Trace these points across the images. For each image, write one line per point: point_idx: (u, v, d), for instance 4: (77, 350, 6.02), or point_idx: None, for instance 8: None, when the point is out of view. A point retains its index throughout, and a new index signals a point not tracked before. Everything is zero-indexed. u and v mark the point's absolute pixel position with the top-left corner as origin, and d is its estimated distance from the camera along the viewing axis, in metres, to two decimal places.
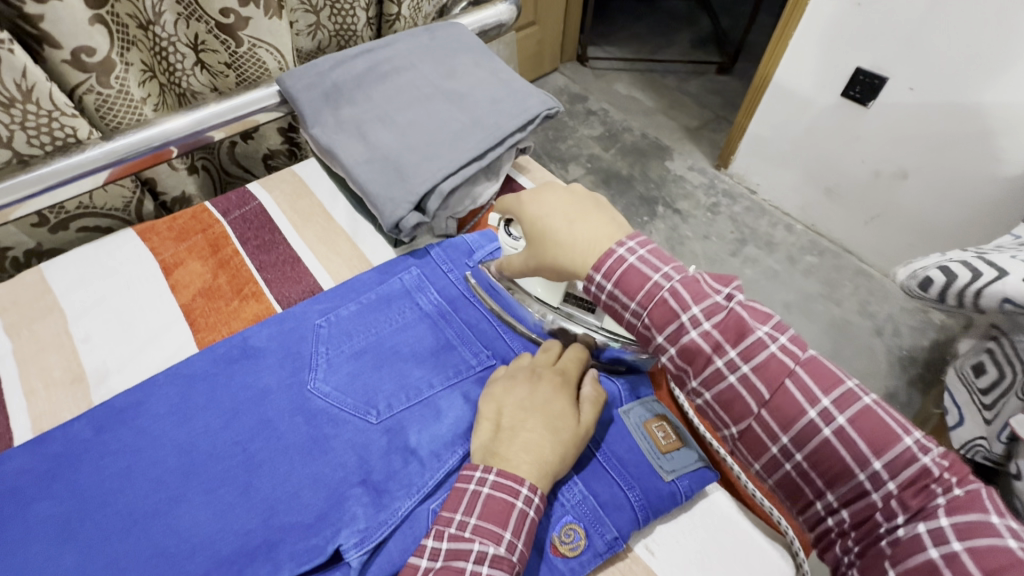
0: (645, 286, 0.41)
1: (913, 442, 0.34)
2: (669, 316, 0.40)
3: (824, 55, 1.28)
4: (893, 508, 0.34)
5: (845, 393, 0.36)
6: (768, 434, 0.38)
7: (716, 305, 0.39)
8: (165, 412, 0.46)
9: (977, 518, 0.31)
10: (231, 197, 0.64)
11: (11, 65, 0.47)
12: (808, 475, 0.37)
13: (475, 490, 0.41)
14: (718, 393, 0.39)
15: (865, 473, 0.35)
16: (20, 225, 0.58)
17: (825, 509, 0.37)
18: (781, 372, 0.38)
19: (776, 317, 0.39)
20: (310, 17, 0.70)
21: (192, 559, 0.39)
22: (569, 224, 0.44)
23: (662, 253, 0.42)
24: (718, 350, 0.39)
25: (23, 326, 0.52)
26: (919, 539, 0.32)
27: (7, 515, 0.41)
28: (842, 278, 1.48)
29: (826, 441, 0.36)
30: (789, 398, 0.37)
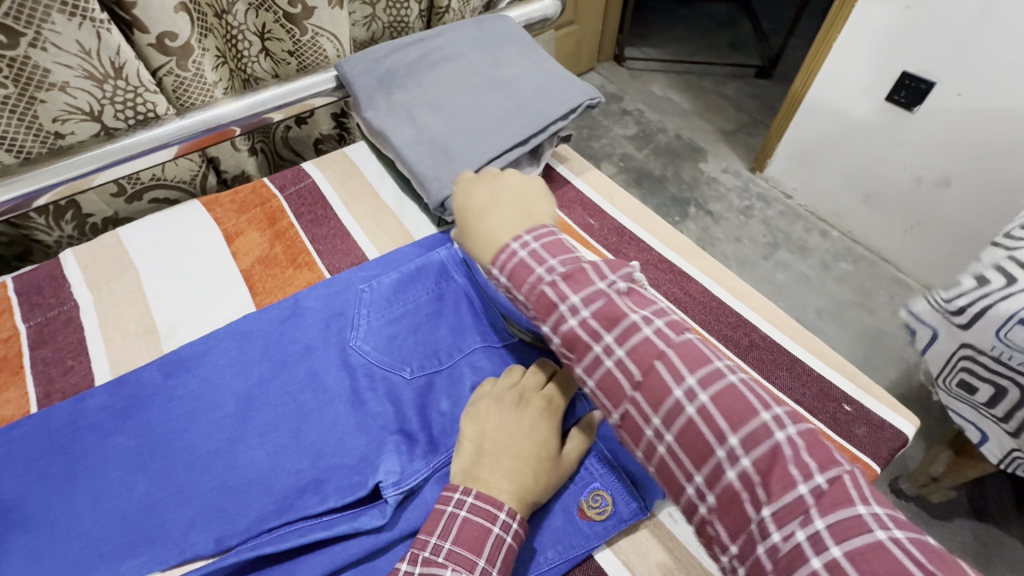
0: (529, 280, 0.40)
1: (770, 419, 0.32)
2: (549, 305, 0.39)
3: (868, 59, 1.26)
4: (753, 488, 0.31)
5: (712, 372, 0.35)
6: (642, 417, 0.36)
7: (596, 292, 0.38)
8: (225, 362, 0.51)
9: (846, 513, 0.29)
10: (287, 174, 0.69)
11: (108, 43, 0.52)
12: (679, 458, 0.34)
13: (452, 512, 0.39)
14: (598, 379, 0.38)
15: (723, 451, 0.33)
16: (100, 193, 0.63)
17: (694, 496, 0.34)
18: (650, 354, 0.36)
19: (657, 303, 0.39)
20: (366, 9, 0.74)
21: (249, 491, 0.43)
22: (482, 216, 0.46)
23: (560, 245, 0.42)
24: (595, 336, 0.37)
25: (102, 282, 0.57)
26: (802, 548, 0.29)
27: (87, 445, 0.45)
28: (877, 286, 1.46)
29: (689, 421, 0.34)
30: (658, 380, 0.35)
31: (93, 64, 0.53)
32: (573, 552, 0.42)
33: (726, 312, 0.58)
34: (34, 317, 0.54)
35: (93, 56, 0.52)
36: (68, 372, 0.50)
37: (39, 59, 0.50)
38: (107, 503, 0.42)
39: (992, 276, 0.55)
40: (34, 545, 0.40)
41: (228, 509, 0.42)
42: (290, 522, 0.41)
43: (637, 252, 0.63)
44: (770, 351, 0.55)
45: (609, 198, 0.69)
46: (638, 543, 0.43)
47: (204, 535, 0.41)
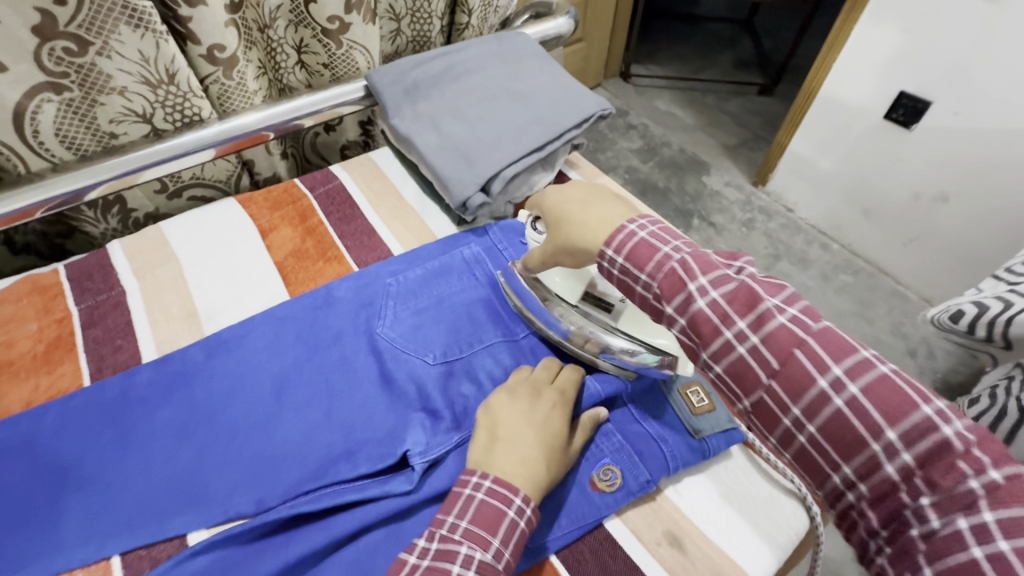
0: (654, 259, 0.44)
1: (933, 413, 0.33)
2: (677, 284, 0.42)
3: (867, 79, 1.32)
4: (910, 481, 0.33)
5: (858, 363, 0.36)
6: (780, 405, 0.38)
7: (725, 276, 0.41)
8: (261, 345, 0.55)
9: (1020, 510, 0.29)
10: (317, 175, 0.73)
11: (164, 53, 0.57)
12: (827, 447, 0.36)
13: (469, 494, 0.42)
14: (728, 363, 0.40)
15: (879, 445, 0.34)
16: (145, 190, 0.68)
17: (844, 484, 0.36)
18: (791, 342, 0.38)
19: (788, 290, 0.40)
20: (392, 24, 0.80)
21: (287, 460, 0.47)
22: (585, 207, 0.51)
23: (673, 232, 0.46)
24: (726, 320, 0.40)
25: (147, 270, 0.61)
26: (962, 536, 0.30)
27: (137, 416, 0.49)
28: (876, 298, 1.49)
29: (837, 411, 0.36)
30: (799, 369, 0.37)
31: (149, 72, 0.58)
32: (585, 519, 0.45)
33: None
34: (86, 300, 0.58)
35: (151, 64, 0.58)
36: (117, 351, 0.55)
37: (104, 66, 0.55)
38: (156, 468, 0.46)
39: (992, 301, 0.49)
40: (91, 504, 0.44)
41: (267, 475, 0.46)
42: (324, 487, 0.45)
43: None
44: None
45: None
46: (645, 514, 0.47)
47: (245, 497, 0.45)
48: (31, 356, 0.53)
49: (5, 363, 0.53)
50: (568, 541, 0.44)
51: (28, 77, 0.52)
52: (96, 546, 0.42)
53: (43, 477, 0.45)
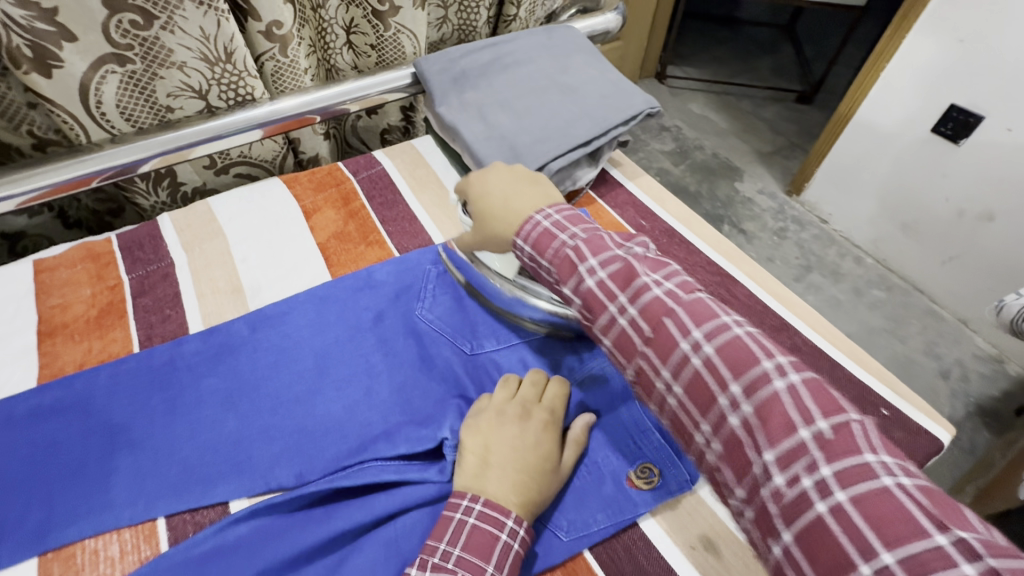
0: (552, 247, 0.45)
1: (771, 367, 0.35)
2: (570, 267, 0.43)
3: (917, 90, 1.28)
4: (754, 433, 0.34)
5: (717, 327, 0.38)
6: (653, 369, 0.40)
7: (614, 256, 0.42)
8: (304, 323, 0.56)
9: (852, 460, 0.31)
10: (360, 160, 0.74)
11: (224, 32, 0.58)
12: (687, 405, 0.38)
13: (460, 519, 0.40)
14: (613, 338, 0.42)
15: (725, 397, 0.36)
16: (195, 165, 0.70)
17: (703, 443, 0.37)
18: (661, 311, 0.39)
19: (669, 269, 0.42)
20: (440, 11, 0.81)
21: (327, 436, 0.48)
22: (505, 200, 0.50)
23: (578, 220, 0.47)
24: (612, 297, 0.41)
25: (196, 244, 0.62)
26: (807, 495, 0.31)
27: (185, 383, 0.50)
28: (910, 315, 1.45)
29: (695, 370, 0.37)
30: (668, 333, 0.39)
31: (208, 49, 0.59)
32: (622, 516, 0.45)
33: (768, 316, 0.61)
34: (136, 270, 0.60)
35: (210, 41, 0.59)
36: (165, 320, 0.56)
37: (166, 41, 0.56)
38: (201, 434, 0.47)
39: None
40: (138, 466, 0.45)
41: (308, 449, 0.47)
42: (362, 462, 0.46)
43: (686, 253, 0.67)
44: (809, 353, 0.57)
45: (660, 202, 0.73)
46: (681, 515, 0.46)
47: (287, 469, 0.46)
48: (84, 320, 0.55)
49: (58, 325, 0.55)
50: (605, 537, 0.44)
51: (94, 48, 0.53)
52: (144, 507, 0.43)
53: (95, 435, 0.47)
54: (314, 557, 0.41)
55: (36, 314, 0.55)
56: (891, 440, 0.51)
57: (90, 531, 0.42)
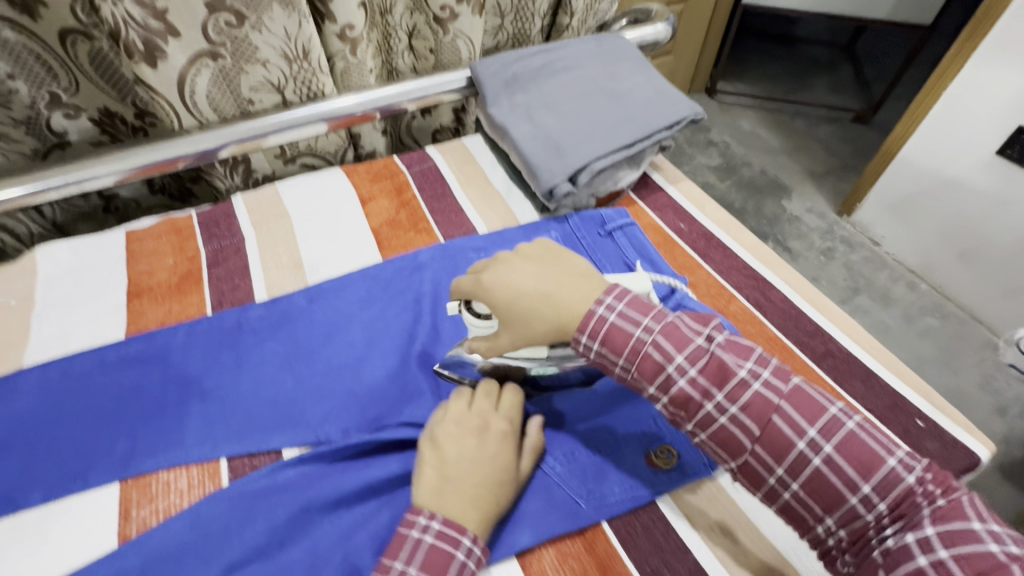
0: (629, 343, 0.42)
1: (854, 424, 0.39)
2: (655, 368, 0.41)
3: (981, 111, 1.23)
4: (874, 508, 0.37)
5: (830, 422, 0.39)
6: (765, 466, 0.40)
7: (698, 350, 0.41)
8: (355, 298, 0.61)
9: (960, 525, 0.35)
10: (414, 155, 0.79)
11: (304, 32, 0.65)
12: (808, 502, 0.39)
13: (416, 537, 0.40)
14: (712, 433, 0.41)
15: (856, 498, 0.37)
16: (267, 154, 0.77)
17: (826, 533, 0.39)
18: (767, 409, 0.40)
19: (755, 351, 0.42)
20: (496, 20, 0.85)
21: (370, 400, 0.52)
22: (547, 295, 0.45)
23: (640, 302, 0.44)
24: (706, 394, 0.40)
25: (263, 223, 0.69)
26: (909, 548, 0.35)
27: (249, 344, 0.56)
28: (965, 346, 1.39)
29: (817, 469, 0.38)
30: (778, 432, 0.39)
31: (289, 48, 0.66)
32: (638, 488, 0.48)
33: (804, 321, 0.61)
34: (212, 243, 0.66)
35: (292, 40, 0.65)
36: (234, 290, 0.62)
37: (254, 40, 0.63)
38: (262, 389, 0.53)
39: None
40: (207, 411, 0.51)
41: (353, 409, 0.52)
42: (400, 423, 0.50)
43: (723, 257, 0.68)
44: (845, 360, 0.57)
45: (700, 207, 0.74)
46: (702, 501, 0.48)
47: (335, 426, 0.51)
48: (166, 285, 0.62)
49: (144, 288, 0.61)
50: (621, 511, 0.46)
51: (194, 44, 0.60)
52: (210, 448, 0.49)
53: (172, 383, 0.53)
54: (353, 504, 0.45)
55: (126, 278, 0.62)
56: (926, 452, 0.50)
57: (165, 465, 0.48)
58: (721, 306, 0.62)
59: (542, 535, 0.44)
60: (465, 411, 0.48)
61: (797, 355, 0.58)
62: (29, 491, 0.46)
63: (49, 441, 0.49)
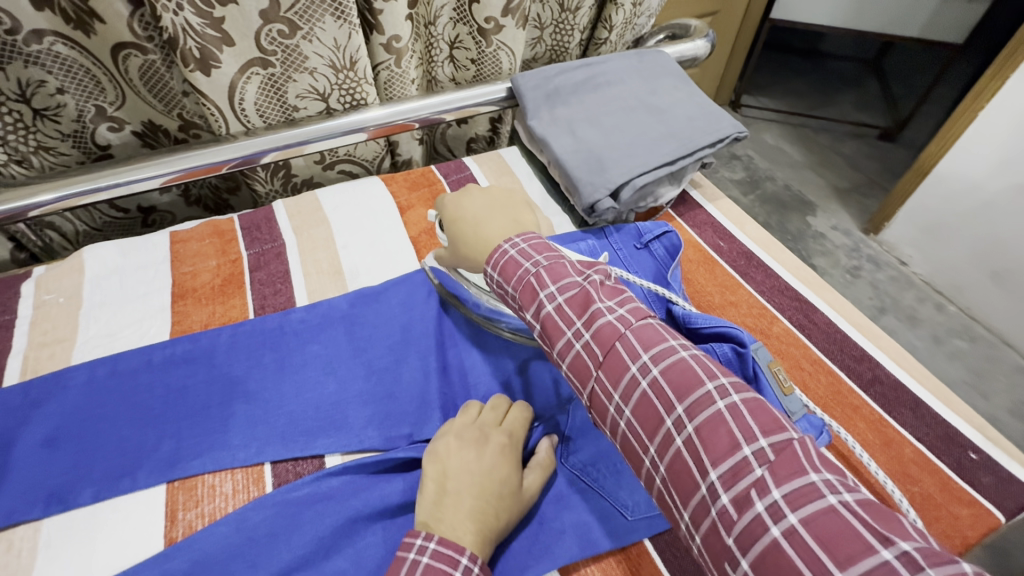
0: (536, 302, 0.45)
1: (763, 445, 0.33)
2: (557, 331, 0.43)
3: (1020, 133, 1.21)
4: (699, 453, 0.34)
5: (702, 397, 0.36)
6: (641, 443, 0.38)
7: (596, 315, 0.42)
8: (395, 303, 0.61)
9: (800, 484, 0.31)
10: (451, 165, 0.80)
11: (353, 44, 0.66)
12: (671, 485, 0.36)
13: (412, 561, 0.38)
14: (614, 400, 0.40)
15: (750, 449, 0.33)
16: (308, 159, 0.77)
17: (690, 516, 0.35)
18: (676, 376, 0.37)
19: (654, 325, 0.41)
20: (536, 32, 0.86)
21: (409, 406, 0.53)
22: (476, 226, 0.55)
23: (561, 268, 0.46)
24: (596, 361, 0.41)
25: (304, 228, 0.70)
26: (762, 519, 0.31)
27: (292, 347, 0.57)
28: (996, 371, 1.35)
29: (686, 441, 0.35)
30: (652, 401, 0.37)
31: (337, 57, 0.66)
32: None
33: (849, 345, 0.60)
34: (254, 247, 0.67)
35: (341, 51, 0.66)
36: (276, 294, 0.63)
37: (304, 49, 0.64)
38: (306, 394, 0.53)
39: None
40: (252, 413, 0.51)
41: (394, 415, 0.52)
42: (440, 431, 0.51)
43: (764, 276, 0.67)
44: (892, 387, 0.56)
45: (739, 225, 0.74)
46: None
47: (378, 432, 0.51)
48: (210, 287, 0.63)
49: (188, 289, 0.62)
50: (666, 529, 0.47)
51: (247, 52, 0.62)
52: (256, 450, 0.49)
53: (217, 384, 0.53)
54: (396, 515, 0.46)
55: (171, 279, 0.63)
56: (979, 485, 0.49)
57: (210, 468, 0.48)
58: (763, 327, 0.61)
59: (587, 549, 0.45)
60: (473, 423, 0.49)
61: (843, 381, 0.57)
62: (79, 490, 0.46)
63: (99, 442, 0.49)
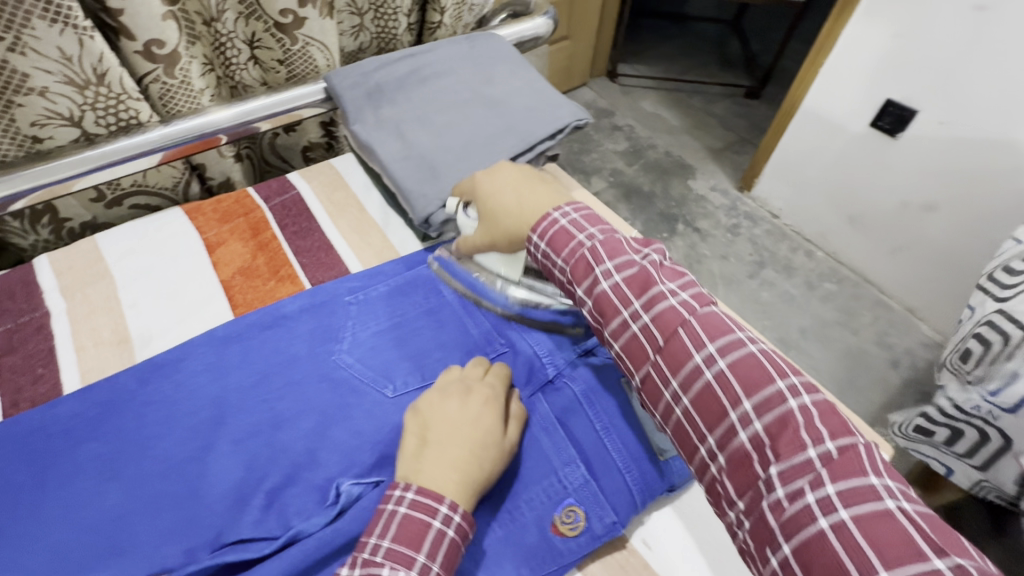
0: (569, 245, 0.46)
1: (785, 387, 0.37)
2: (585, 269, 0.45)
3: (855, 86, 1.30)
4: (727, 386, 0.38)
5: (731, 342, 0.40)
6: (662, 380, 0.41)
7: (628, 261, 0.44)
8: (202, 369, 0.51)
9: (858, 482, 0.33)
10: (272, 185, 0.68)
11: (90, 51, 0.52)
12: (691, 418, 0.39)
13: (392, 510, 0.40)
14: (624, 343, 0.43)
15: (737, 414, 0.37)
16: (79, 198, 0.62)
17: (707, 456, 0.38)
18: (675, 321, 0.41)
19: (686, 279, 0.44)
20: (355, 20, 0.75)
21: (217, 505, 0.43)
22: (518, 198, 0.51)
23: (594, 218, 0.48)
24: (626, 302, 0.43)
25: (76, 289, 0.56)
26: (810, 511, 0.33)
27: (57, 452, 0.45)
28: (860, 307, 1.48)
29: (707, 382, 0.39)
30: (680, 345, 0.40)
31: (74, 71, 0.52)
32: (544, 568, 0.42)
33: None
34: (4, 323, 0.52)
35: (74, 62, 0.52)
36: (36, 382, 0.50)
37: (18, 64, 0.49)
38: (76, 513, 0.42)
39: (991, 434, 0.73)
40: None
41: (197, 521, 0.42)
42: (248, 537, 0.42)
43: None
44: None
45: (596, 217, 0.70)
46: (611, 567, 0.44)
47: (174, 547, 0.41)
48: None
49: None
50: None
51: None
52: None
53: None
54: None
55: None
56: None
57: None
58: None
59: None
60: (455, 379, 0.49)
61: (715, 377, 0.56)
62: None
63: None
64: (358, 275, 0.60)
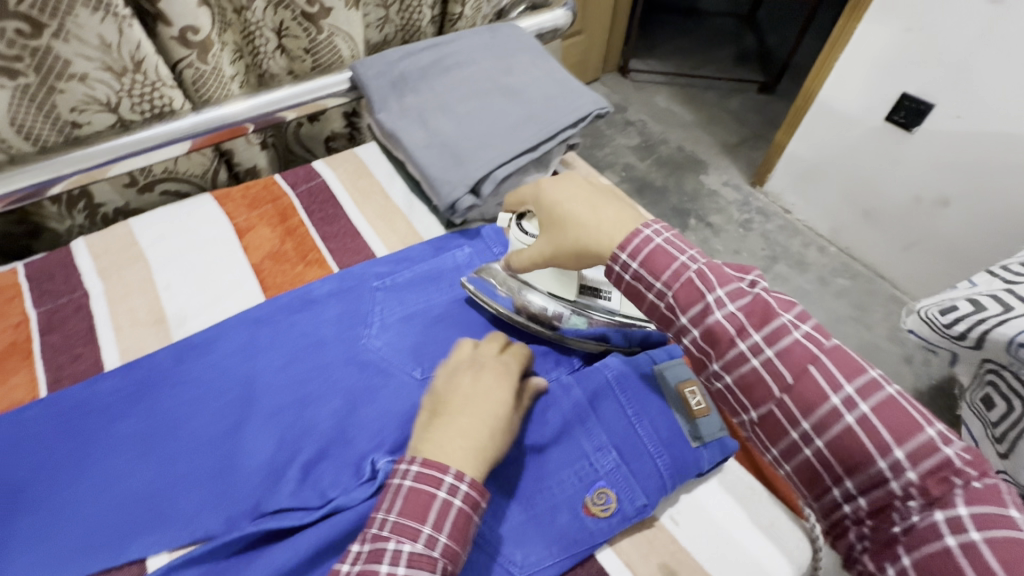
0: (672, 267, 0.41)
1: (935, 434, 0.34)
2: (693, 297, 0.40)
3: (869, 80, 1.29)
4: (873, 430, 0.35)
5: (868, 382, 0.36)
6: (789, 419, 0.38)
7: (741, 289, 0.40)
8: (233, 349, 0.52)
9: (992, 509, 0.32)
10: (299, 172, 0.70)
11: (129, 38, 0.53)
12: (828, 464, 0.36)
13: (398, 484, 0.39)
14: (739, 376, 0.39)
15: (886, 463, 0.34)
16: (113, 184, 0.64)
17: (843, 498, 0.36)
18: (805, 358, 0.37)
19: (798, 306, 0.40)
20: (380, 11, 0.76)
21: (252, 478, 0.45)
22: (594, 209, 0.47)
23: (684, 239, 0.43)
24: (741, 332, 0.39)
25: (114, 271, 0.57)
26: (937, 527, 0.32)
27: (99, 427, 0.47)
28: (873, 302, 1.47)
29: (849, 427, 0.35)
30: (812, 384, 0.37)
31: (113, 58, 0.54)
32: (576, 547, 0.43)
33: None
34: (45, 303, 0.54)
35: (114, 49, 0.53)
36: (77, 360, 0.51)
37: (61, 51, 0.51)
38: (117, 484, 0.44)
39: None
40: (41, 520, 0.42)
41: (232, 492, 0.44)
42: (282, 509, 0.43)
43: None
44: None
45: None
46: (640, 543, 0.45)
47: (212, 517, 0.43)
48: None
49: None
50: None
51: None
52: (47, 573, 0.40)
53: None
54: None
55: None
56: None
57: None
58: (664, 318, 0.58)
59: None
60: (467, 357, 0.48)
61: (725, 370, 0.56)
62: None
63: None
64: (383, 262, 0.61)
